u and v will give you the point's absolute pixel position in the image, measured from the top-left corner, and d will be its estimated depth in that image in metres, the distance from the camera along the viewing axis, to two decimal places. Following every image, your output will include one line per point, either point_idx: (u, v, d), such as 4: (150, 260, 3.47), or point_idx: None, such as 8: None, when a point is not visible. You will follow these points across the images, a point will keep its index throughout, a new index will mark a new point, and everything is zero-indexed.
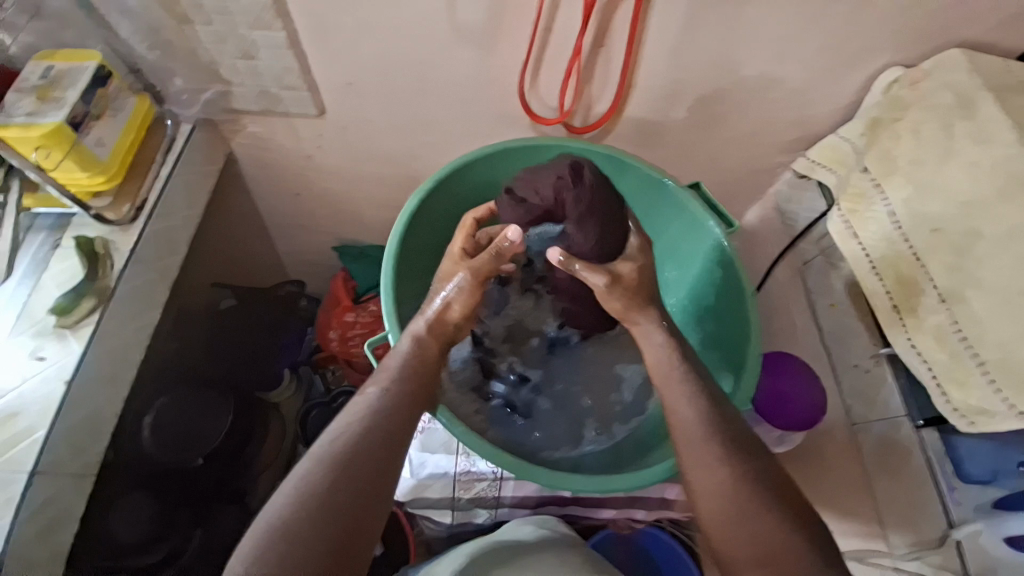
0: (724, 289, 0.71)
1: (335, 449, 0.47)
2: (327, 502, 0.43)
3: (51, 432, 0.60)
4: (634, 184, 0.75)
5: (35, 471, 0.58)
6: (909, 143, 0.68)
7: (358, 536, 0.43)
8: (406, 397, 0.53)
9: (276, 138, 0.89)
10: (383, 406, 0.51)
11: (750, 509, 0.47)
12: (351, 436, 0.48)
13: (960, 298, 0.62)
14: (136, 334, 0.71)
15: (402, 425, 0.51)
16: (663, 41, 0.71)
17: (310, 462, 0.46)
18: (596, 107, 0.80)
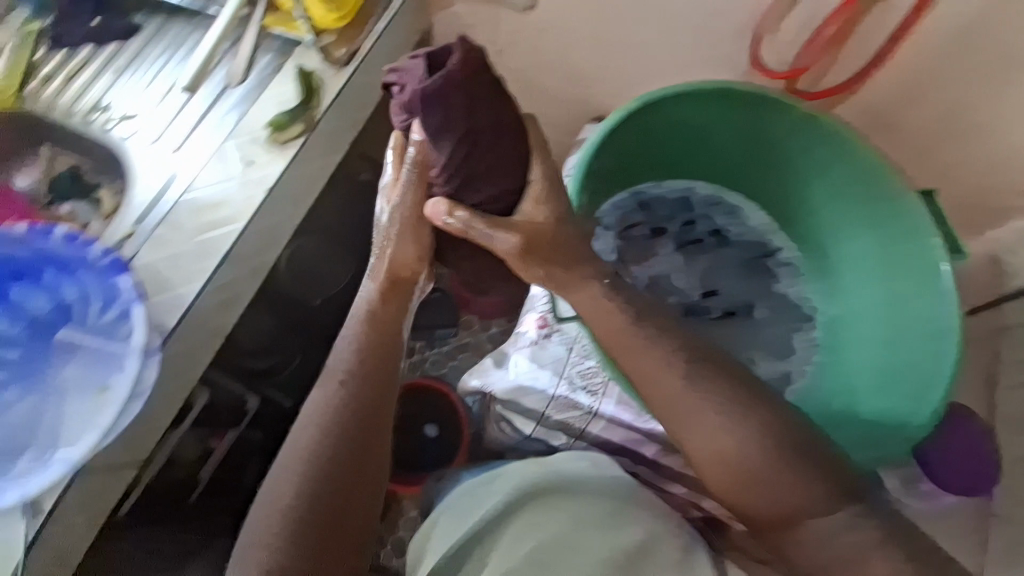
0: (909, 315, 0.64)
1: (322, 424, 0.62)
2: (326, 470, 0.60)
3: (246, 228, 0.69)
4: (846, 175, 0.68)
5: (228, 254, 0.67)
6: None
7: (356, 491, 0.61)
8: (367, 331, 0.67)
9: (474, 25, 0.90)
10: (359, 346, 0.66)
11: (788, 481, 0.55)
12: (336, 408, 0.63)
13: None
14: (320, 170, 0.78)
15: (381, 382, 0.65)
16: (958, 14, 0.64)
17: (307, 436, 0.62)
18: (832, 75, 0.72)
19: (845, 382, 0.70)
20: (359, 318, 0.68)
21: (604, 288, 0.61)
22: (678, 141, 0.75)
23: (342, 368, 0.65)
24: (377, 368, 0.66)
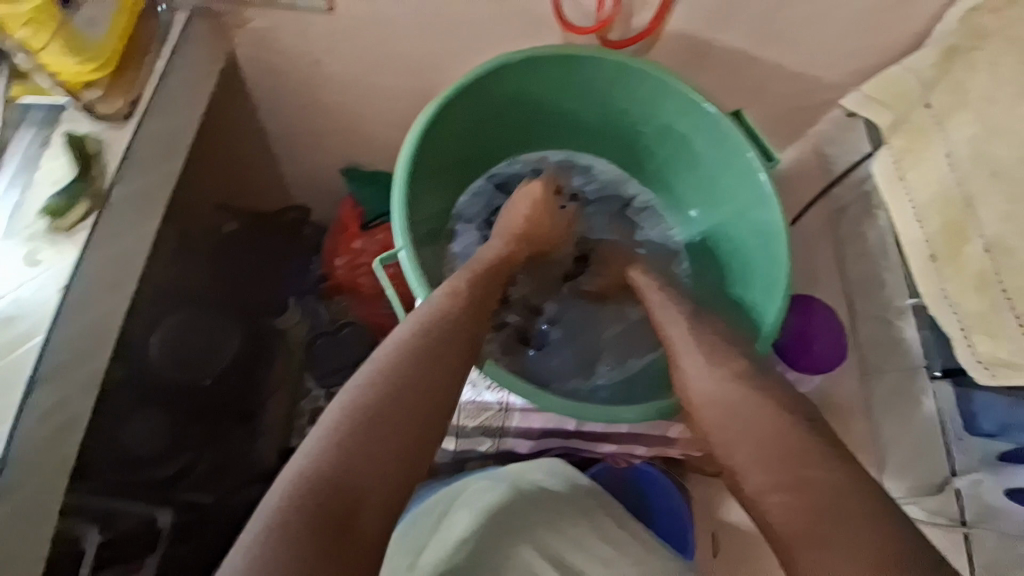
0: (756, 225, 0.67)
1: (367, 392, 0.50)
2: (386, 410, 0.50)
3: (48, 339, 0.60)
4: (676, 108, 0.69)
5: (37, 376, 0.59)
6: (986, 77, 0.59)
7: (419, 431, 0.51)
8: (452, 352, 0.56)
9: (281, 38, 0.80)
10: (427, 350, 0.55)
11: (760, 422, 0.51)
12: (390, 354, 0.54)
13: (1006, 247, 0.56)
14: (136, 252, 0.67)
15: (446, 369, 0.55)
16: None
17: (348, 398, 0.50)
18: (638, 18, 0.71)
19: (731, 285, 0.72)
20: (390, 352, 0.54)
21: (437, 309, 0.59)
22: (515, 118, 0.75)
23: (406, 376, 0.53)
24: (431, 389, 0.53)
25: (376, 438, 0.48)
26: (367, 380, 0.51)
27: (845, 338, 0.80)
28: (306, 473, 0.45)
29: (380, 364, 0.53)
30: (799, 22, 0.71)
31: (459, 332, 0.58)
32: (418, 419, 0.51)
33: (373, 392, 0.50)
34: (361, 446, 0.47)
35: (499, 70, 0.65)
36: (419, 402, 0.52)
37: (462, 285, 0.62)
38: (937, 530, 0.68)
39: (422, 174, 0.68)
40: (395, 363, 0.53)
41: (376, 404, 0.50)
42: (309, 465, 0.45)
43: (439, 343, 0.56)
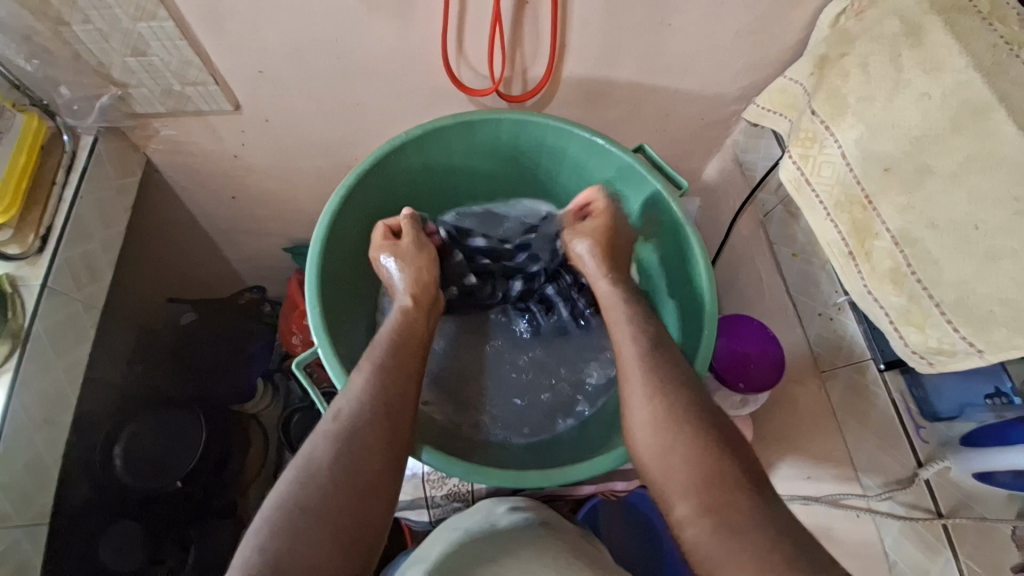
0: (678, 252, 0.69)
1: (316, 460, 0.49)
2: (335, 481, 0.48)
3: None
4: (579, 152, 0.72)
5: None
6: (858, 80, 0.62)
7: (371, 500, 0.49)
8: (381, 421, 0.53)
9: (196, 141, 0.82)
10: (353, 426, 0.51)
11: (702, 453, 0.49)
12: (331, 426, 0.52)
13: (914, 240, 0.57)
14: (65, 385, 0.70)
15: (386, 423, 0.53)
16: (589, 6, 0.67)
17: (297, 473, 0.48)
18: (532, 71, 0.75)
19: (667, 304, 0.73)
20: (322, 439, 0.51)
21: (363, 380, 0.56)
22: (428, 184, 0.77)
23: (331, 461, 0.49)
24: (376, 461, 0.50)
25: (310, 535, 0.44)
26: (291, 480, 0.48)
27: (782, 357, 0.70)
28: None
29: (307, 456, 0.49)
30: (681, 51, 0.75)
31: (384, 401, 0.54)
32: (355, 501, 0.48)
33: (311, 478, 0.48)
34: (315, 517, 0.45)
35: (399, 149, 0.68)
36: (354, 481, 0.48)
37: (382, 354, 0.59)
38: (916, 523, 0.67)
39: (339, 257, 0.69)
40: (320, 454, 0.49)
41: (304, 498, 0.46)
42: None
43: (366, 419, 0.52)
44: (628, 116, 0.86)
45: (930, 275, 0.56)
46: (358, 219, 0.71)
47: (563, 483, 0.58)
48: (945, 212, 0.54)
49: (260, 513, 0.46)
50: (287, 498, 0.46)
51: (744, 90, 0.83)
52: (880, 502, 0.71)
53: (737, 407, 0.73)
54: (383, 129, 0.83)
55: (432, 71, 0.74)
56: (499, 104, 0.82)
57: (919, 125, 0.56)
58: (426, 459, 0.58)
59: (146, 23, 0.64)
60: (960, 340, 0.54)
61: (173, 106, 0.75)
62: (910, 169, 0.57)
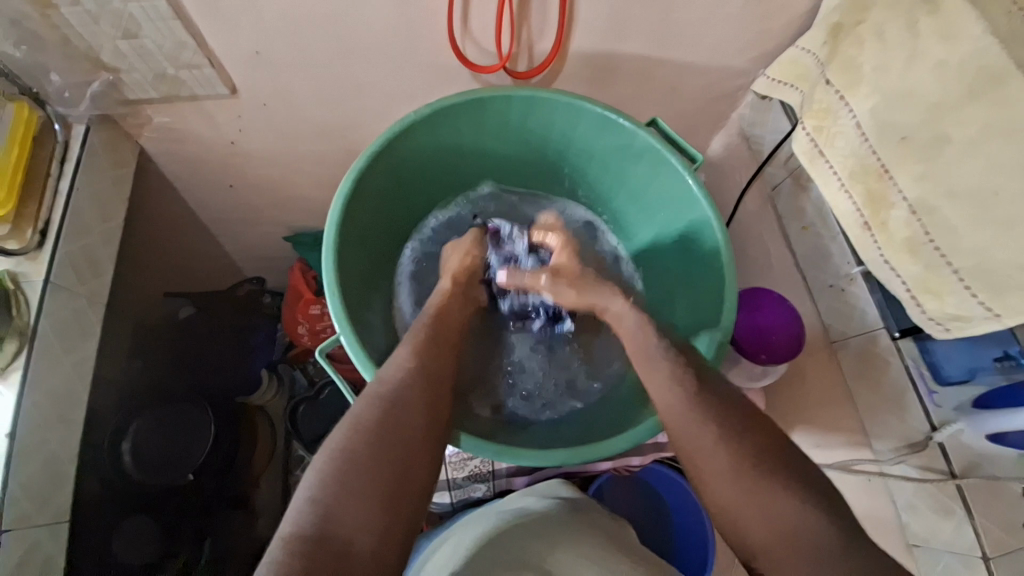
0: (694, 228, 0.68)
1: (366, 419, 0.50)
2: (382, 440, 0.48)
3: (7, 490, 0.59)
4: (591, 128, 0.71)
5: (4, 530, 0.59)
6: (874, 48, 0.61)
7: (415, 468, 0.49)
8: (424, 396, 0.53)
9: (192, 128, 0.79)
10: (397, 396, 0.52)
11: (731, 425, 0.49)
12: (389, 386, 0.53)
13: (930, 207, 0.57)
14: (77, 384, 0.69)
15: (431, 396, 0.53)
16: None
17: (349, 427, 0.49)
18: (538, 46, 0.73)
19: (679, 282, 0.73)
20: (371, 400, 0.52)
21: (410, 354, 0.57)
22: (438, 165, 0.75)
23: (377, 426, 0.49)
24: (418, 432, 0.51)
25: (354, 496, 0.45)
26: (341, 441, 0.48)
27: (802, 328, 0.71)
28: (285, 543, 0.42)
29: (355, 419, 0.50)
30: (691, 22, 0.73)
31: (427, 375, 0.55)
32: (396, 469, 0.47)
33: (361, 437, 0.48)
34: (363, 472, 0.46)
35: (408, 128, 0.66)
36: (396, 451, 0.48)
37: (428, 331, 0.60)
38: (929, 485, 0.69)
39: (353, 243, 0.67)
40: (369, 413, 0.50)
41: (350, 457, 0.47)
42: (288, 538, 0.42)
43: (410, 389, 0.53)
44: (635, 91, 0.84)
45: (948, 242, 0.56)
46: (371, 204, 0.69)
47: (590, 458, 0.58)
48: (963, 178, 0.54)
49: (310, 467, 0.47)
50: (339, 452, 0.47)
51: (753, 62, 0.82)
52: (893, 466, 0.73)
53: (756, 379, 0.74)
54: (386, 112, 0.81)
55: (436, 49, 0.72)
56: (504, 82, 0.79)
57: (937, 93, 0.56)
58: (465, 444, 0.58)
59: (137, 3, 0.60)
60: (978, 306, 0.55)
61: (167, 91, 0.72)
62: (927, 138, 0.57)
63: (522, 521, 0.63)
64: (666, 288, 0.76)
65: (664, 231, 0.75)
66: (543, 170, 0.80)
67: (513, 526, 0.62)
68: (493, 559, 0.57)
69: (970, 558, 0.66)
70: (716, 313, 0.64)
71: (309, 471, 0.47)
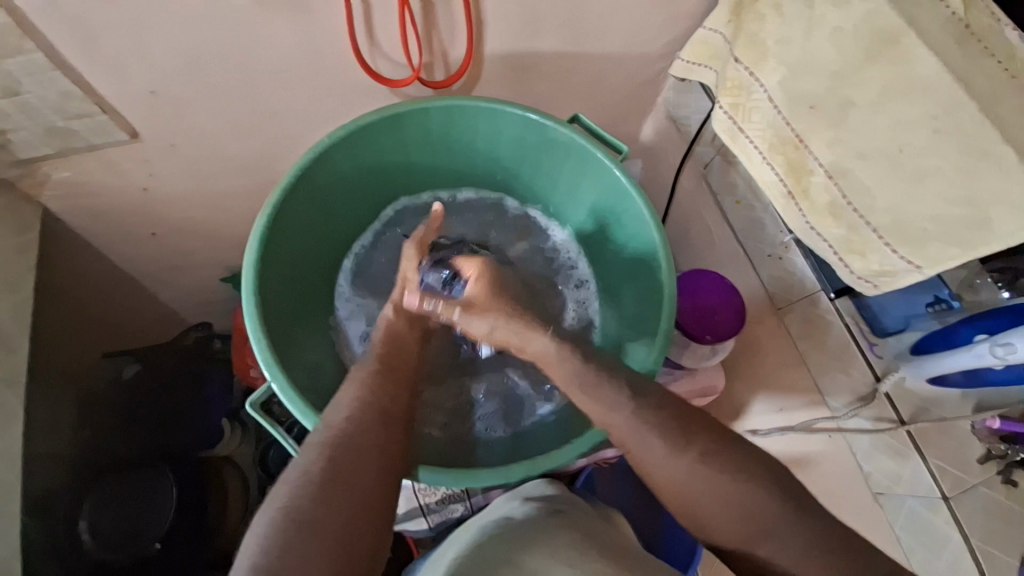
0: (627, 220, 0.69)
1: (319, 470, 0.47)
2: (339, 490, 0.46)
3: None
4: (515, 131, 0.70)
5: None
6: (774, 21, 0.62)
7: (379, 517, 0.47)
8: (383, 437, 0.51)
9: (97, 180, 0.74)
10: (355, 441, 0.49)
11: (683, 412, 0.50)
12: (345, 426, 0.50)
13: (845, 170, 0.59)
14: (8, 475, 0.64)
15: (392, 436, 0.51)
16: None
17: (300, 480, 0.46)
18: (453, 53, 0.72)
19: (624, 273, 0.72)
20: (324, 449, 0.48)
21: (361, 396, 0.53)
22: (362, 188, 0.73)
23: (333, 476, 0.47)
24: (380, 481, 0.48)
25: (307, 557, 0.42)
26: (286, 495, 0.45)
27: (743, 304, 0.72)
28: None
29: (303, 470, 0.47)
30: (601, 13, 0.73)
31: (379, 412, 0.52)
32: (348, 519, 0.45)
33: (315, 490, 0.45)
34: (322, 530, 0.43)
35: (323, 156, 0.64)
36: (348, 500, 0.46)
37: (386, 362, 0.57)
38: (883, 434, 0.73)
39: (278, 280, 0.64)
40: (322, 463, 0.47)
41: (304, 513, 0.44)
42: None
43: (359, 429, 0.50)
44: (557, 88, 0.84)
45: (865, 203, 0.59)
46: (295, 235, 0.67)
47: (544, 466, 0.58)
48: (870, 141, 0.57)
49: (253, 531, 0.44)
50: (295, 511, 0.44)
51: (668, 47, 0.83)
52: (849, 420, 0.76)
53: (707, 358, 0.75)
54: (307, 138, 0.78)
55: (346, 67, 0.69)
56: (425, 93, 0.78)
57: (836, 61, 0.58)
58: (429, 476, 0.57)
59: (10, 58, 0.56)
60: (900, 261, 0.57)
61: (61, 146, 0.67)
62: (834, 105, 0.59)
63: (494, 533, 0.61)
64: (613, 285, 0.76)
65: (599, 227, 0.75)
66: (474, 178, 0.79)
67: (486, 540, 0.60)
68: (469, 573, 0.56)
69: (932, 499, 0.69)
70: (658, 300, 0.64)
71: (257, 534, 0.43)
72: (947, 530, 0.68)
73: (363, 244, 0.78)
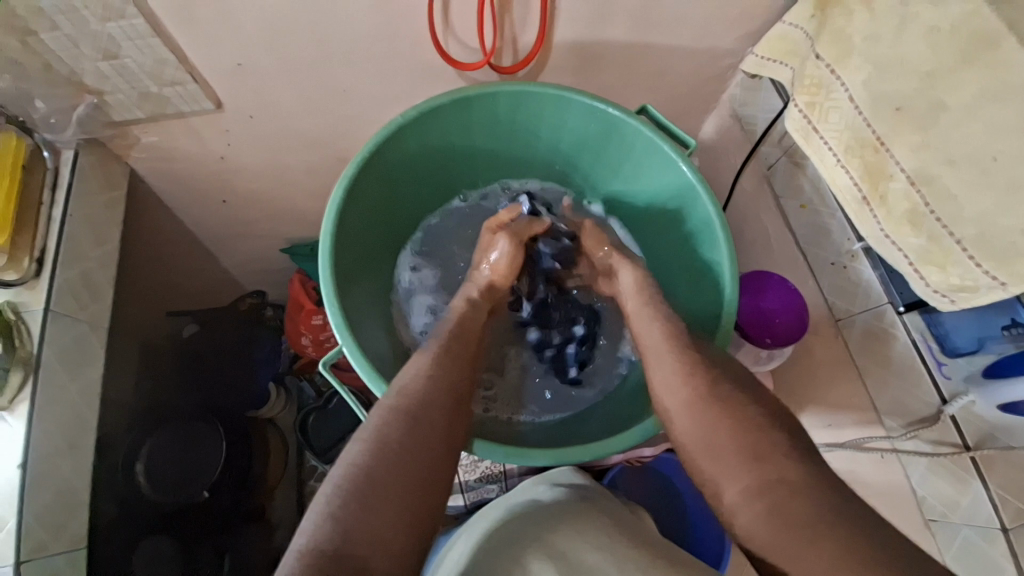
0: (692, 216, 0.68)
1: (384, 435, 0.49)
2: (401, 456, 0.48)
3: (22, 519, 0.61)
4: (581, 119, 0.70)
5: (19, 561, 0.60)
6: (863, 17, 0.60)
7: (432, 486, 0.48)
8: (444, 411, 0.53)
9: (180, 145, 0.79)
10: (418, 411, 0.51)
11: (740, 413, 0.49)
12: (411, 395, 0.53)
13: (930, 177, 0.56)
14: (85, 412, 0.70)
15: (449, 411, 0.53)
16: None
17: (367, 441, 0.48)
18: (522, 39, 0.72)
19: (680, 272, 0.73)
20: (392, 416, 0.51)
21: (426, 369, 0.56)
22: (429, 168, 0.75)
23: (396, 441, 0.49)
24: (436, 452, 0.50)
25: (370, 514, 0.44)
26: (360, 453, 0.48)
27: (806, 310, 0.70)
28: (302, 558, 0.41)
29: (375, 430, 0.49)
30: (674, 4, 0.72)
31: (447, 388, 0.55)
32: (418, 480, 0.47)
33: (379, 453, 0.47)
34: (383, 490, 0.45)
35: (397, 132, 0.66)
36: (417, 461, 0.48)
37: (450, 342, 0.60)
38: (943, 458, 0.69)
39: (349, 250, 0.67)
40: (386, 427, 0.50)
41: (370, 472, 0.46)
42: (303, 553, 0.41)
43: (427, 398, 0.53)
44: (622, 79, 0.84)
45: (950, 212, 0.55)
46: (367, 208, 0.69)
47: (594, 455, 0.58)
48: (961, 146, 0.53)
49: (328, 481, 0.46)
50: (360, 469, 0.46)
51: (741, 41, 0.80)
52: (905, 441, 0.73)
53: (762, 362, 0.73)
54: (374, 117, 0.81)
55: (418, 48, 0.71)
56: (490, 77, 0.79)
57: (931, 60, 0.55)
58: (479, 452, 0.58)
59: (116, 23, 0.60)
60: (984, 276, 0.54)
61: (152, 110, 0.72)
62: (923, 107, 0.56)
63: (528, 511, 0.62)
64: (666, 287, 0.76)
65: (662, 222, 0.74)
66: (536, 164, 0.80)
67: (522, 517, 0.61)
68: (505, 546, 0.56)
69: (990, 530, 0.65)
70: (719, 298, 0.63)
71: (326, 486, 0.46)
72: (1001, 563, 0.64)
73: (432, 221, 0.82)
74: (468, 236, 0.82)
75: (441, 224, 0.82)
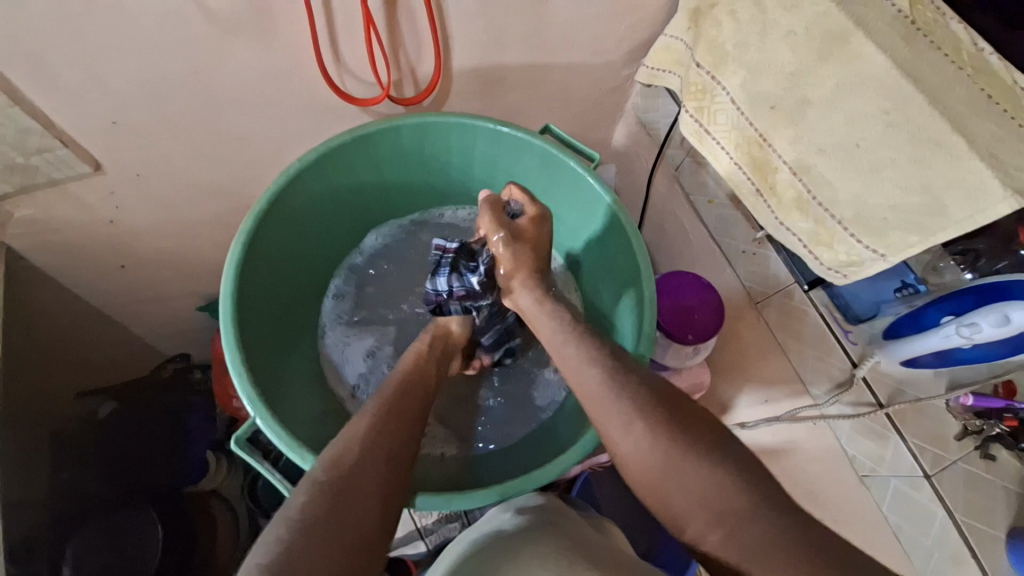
0: (606, 225, 0.69)
1: (313, 507, 0.46)
2: (331, 528, 0.45)
3: None
4: (487, 144, 0.70)
5: None
6: (730, 26, 0.65)
7: (366, 553, 0.45)
8: (381, 471, 0.50)
9: (61, 215, 0.72)
10: (350, 476, 0.48)
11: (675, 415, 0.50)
12: (344, 458, 0.50)
13: (808, 166, 0.62)
14: None
15: (387, 469, 0.50)
16: None
17: (294, 517, 0.45)
18: (420, 69, 0.72)
19: (604, 275, 0.74)
20: (322, 486, 0.47)
21: (360, 429, 0.52)
22: (337, 210, 0.73)
23: (324, 512, 0.45)
24: (372, 516, 0.47)
25: None
26: (280, 526, 0.45)
27: (722, 303, 0.74)
28: None
29: (300, 498, 0.47)
30: (562, 24, 0.75)
31: (386, 447, 0.52)
32: (347, 537, 0.45)
33: (304, 529, 0.44)
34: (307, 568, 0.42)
35: (295, 179, 0.63)
36: (346, 524, 0.45)
37: (388, 396, 0.57)
38: (864, 418, 0.75)
39: (255, 310, 0.64)
40: (313, 499, 0.46)
41: (294, 552, 0.42)
42: None
43: (364, 454, 0.50)
44: (526, 99, 0.85)
45: (828, 197, 0.61)
46: (272, 262, 0.66)
47: (552, 476, 0.58)
48: (827, 135, 0.59)
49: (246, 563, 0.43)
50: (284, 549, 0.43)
51: (631, 54, 0.84)
52: (831, 406, 0.78)
53: (692, 356, 0.76)
54: (278, 161, 0.78)
55: (313, 89, 0.69)
56: (394, 109, 0.78)
57: (792, 62, 0.60)
58: (427, 503, 0.56)
59: None
60: (865, 250, 0.59)
61: (21, 182, 0.64)
62: (792, 103, 0.61)
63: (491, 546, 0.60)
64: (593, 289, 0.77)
65: (579, 229, 0.75)
66: (453, 191, 0.79)
67: (481, 554, 0.59)
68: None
69: (915, 478, 0.71)
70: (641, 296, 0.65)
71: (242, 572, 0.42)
72: (931, 506, 0.70)
73: (355, 261, 0.79)
74: (390, 274, 0.80)
75: (361, 267, 0.79)
